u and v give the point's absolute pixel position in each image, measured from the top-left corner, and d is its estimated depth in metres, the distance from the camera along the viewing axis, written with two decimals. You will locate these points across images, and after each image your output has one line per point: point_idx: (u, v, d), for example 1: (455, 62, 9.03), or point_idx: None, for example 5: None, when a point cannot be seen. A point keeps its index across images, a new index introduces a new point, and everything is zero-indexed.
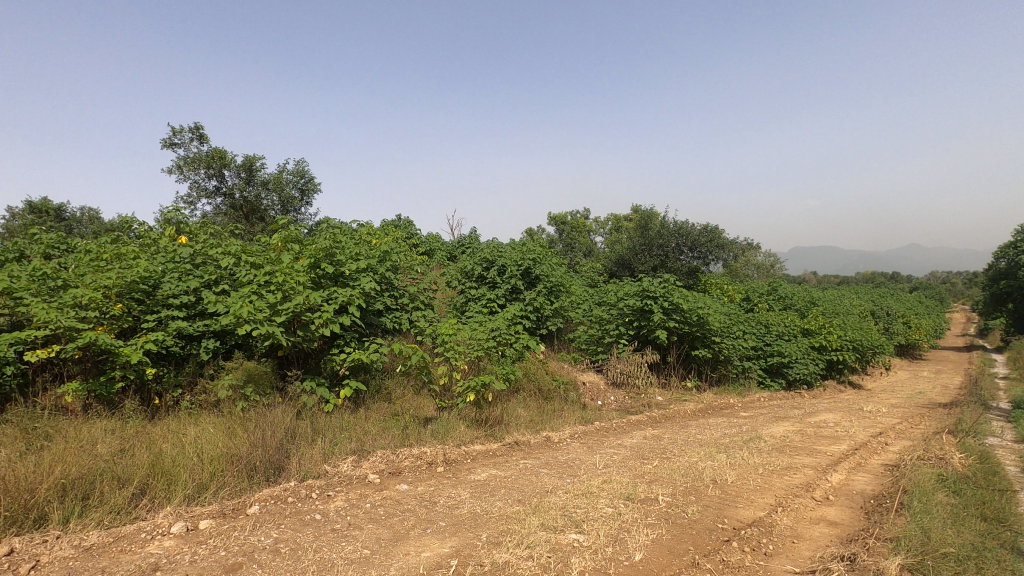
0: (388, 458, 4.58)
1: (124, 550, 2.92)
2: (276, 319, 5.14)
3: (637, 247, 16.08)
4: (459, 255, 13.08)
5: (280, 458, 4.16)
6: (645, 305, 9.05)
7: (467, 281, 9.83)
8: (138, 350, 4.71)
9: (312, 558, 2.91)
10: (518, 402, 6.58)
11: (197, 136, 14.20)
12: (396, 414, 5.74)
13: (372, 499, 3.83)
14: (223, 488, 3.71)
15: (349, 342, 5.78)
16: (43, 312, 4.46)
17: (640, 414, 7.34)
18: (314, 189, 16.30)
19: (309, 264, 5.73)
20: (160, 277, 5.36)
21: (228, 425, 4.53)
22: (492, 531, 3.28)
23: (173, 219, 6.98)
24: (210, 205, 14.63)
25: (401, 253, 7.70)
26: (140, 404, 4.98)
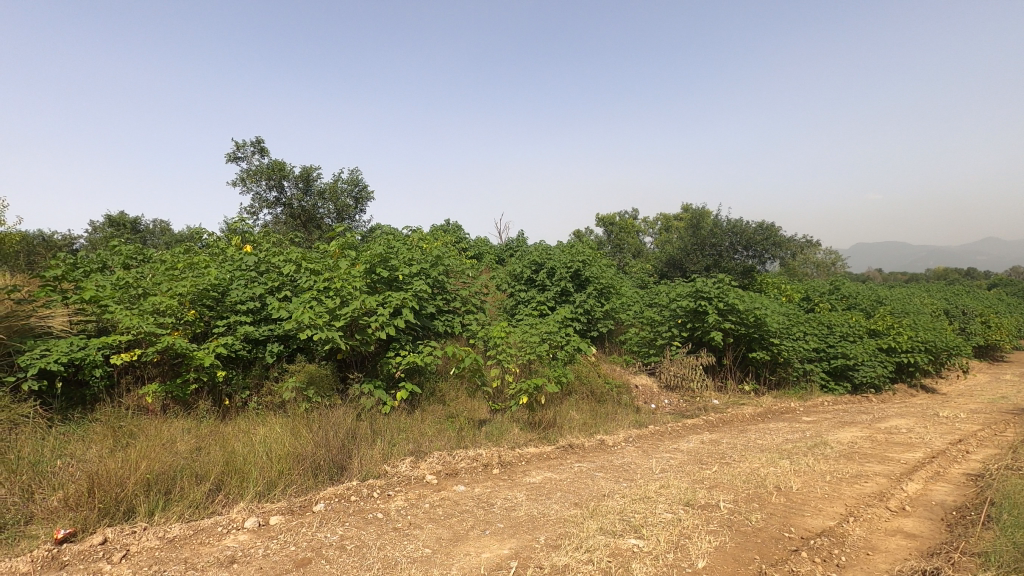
0: (445, 459, 4.66)
1: (203, 543, 3.09)
2: (335, 324, 5.33)
3: (689, 247, 15.74)
4: (507, 259, 13.18)
5: (343, 458, 4.30)
6: (699, 305, 8.83)
7: (517, 285, 9.89)
8: (209, 353, 4.99)
9: (376, 556, 2.99)
10: (571, 405, 6.56)
11: (258, 150, 14.91)
12: (451, 416, 5.84)
13: (431, 499, 3.90)
14: (291, 486, 3.87)
15: (404, 345, 5.93)
16: (126, 319, 4.80)
17: (697, 418, 7.16)
18: (368, 198, 16.83)
19: (365, 270, 5.90)
20: (228, 284, 5.65)
21: (293, 426, 4.72)
22: (550, 534, 3.27)
23: (238, 229, 7.35)
24: (271, 214, 15.30)
25: (452, 257, 7.82)
26: (213, 405, 5.27)
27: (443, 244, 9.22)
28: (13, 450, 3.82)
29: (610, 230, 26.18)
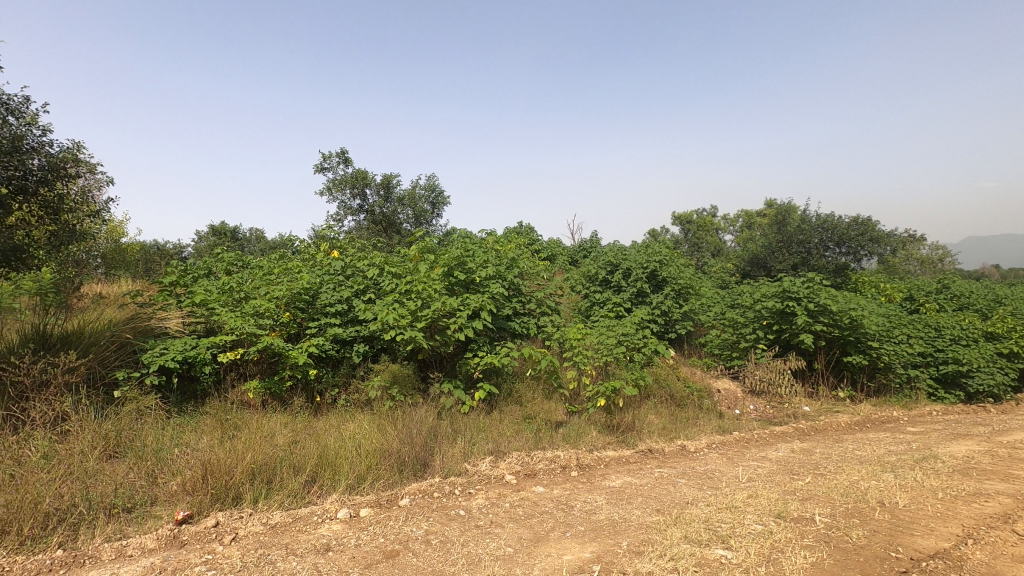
0: (524, 460, 4.70)
1: (302, 530, 3.30)
2: (416, 324, 5.53)
3: (774, 244, 14.97)
4: (580, 259, 13.09)
5: (425, 455, 4.45)
6: (786, 306, 8.35)
7: (592, 286, 9.82)
8: (303, 352, 5.33)
9: (460, 552, 3.07)
10: (650, 408, 6.40)
11: (343, 160, 15.75)
12: (528, 417, 5.89)
13: (511, 498, 3.95)
14: (379, 480, 4.04)
15: (482, 346, 6.05)
16: (232, 321, 5.23)
17: (785, 426, 6.77)
18: (444, 203, 17.32)
19: (443, 273, 6.06)
20: (319, 288, 6.01)
21: (379, 423, 4.95)
22: (633, 539, 3.22)
23: (325, 236, 7.79)
24: (355, 221, 16.08)
25: (526, 259, 7.87)
26: (306, 401, 5.62)
27: (516, 246, 9.30)
28: (139, 439, 4.27)
29: (686, 228, 25.29)
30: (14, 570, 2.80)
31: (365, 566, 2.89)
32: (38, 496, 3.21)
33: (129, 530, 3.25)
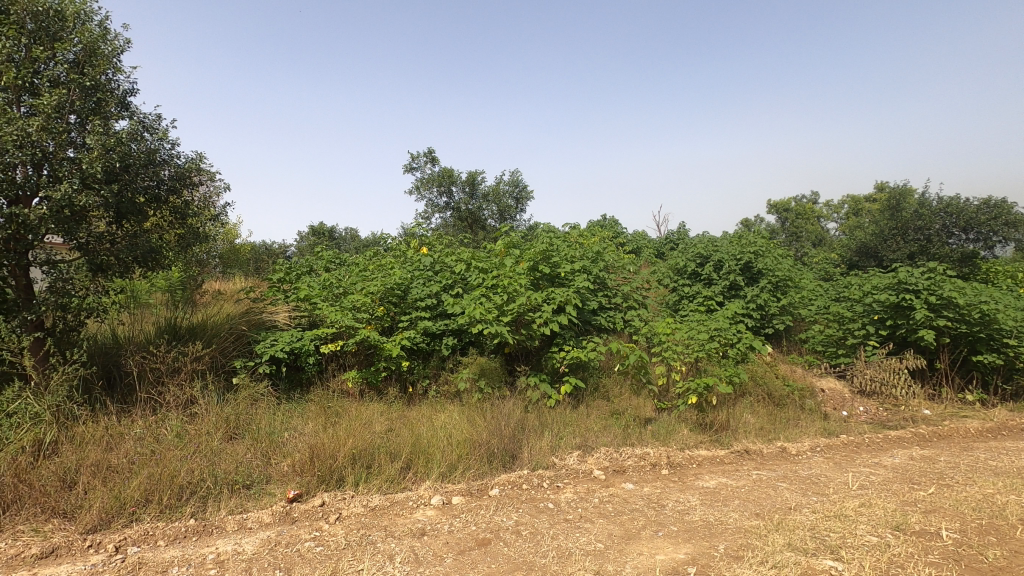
0: (612, 456, 4.63)
1: (398, 514, 3.46)
2: (502, 319, 5.61)
3: (887, 232, 13.68)
4: (667, 252, 12.67)
5: (514, 447, 4.50)
6: (903, 300, 7.58)
7: (680, 279, 9.48)
8: (396, 345, 5.59)
9: (550, 544, 3.08)
10: (745, 407, 6.08)
11: (429, 160, 16.27)
12: (615, 413, 5.80)
13: (599, 494, 3.91)
14: (469, 469, 4.14)
15: (568, 340, 6.03)
16: (332, 314, 5.58)
17: (903, 430, 6.16)
18: (528, 198, 17.44)
19: (529, 267, 6.09)
20: (410, 284, 6.25)
21: (468, 414, 5.08)
22: (730, 543, 3.08)
23: (415, 233, 8.08)
24: (441, 218, 16.59)
25: (612, 252, 7.72)
26: (399, 391, 5.90)
27: (601, 240, 9.15)
28: (254, 422, 4.67)
29: (782, 217, 23.73)
30: (156, 534, 3.17)
31: (458, 553, 2.98)
32: (174, 471, 3.61)
33: (249, 505, 3.57)
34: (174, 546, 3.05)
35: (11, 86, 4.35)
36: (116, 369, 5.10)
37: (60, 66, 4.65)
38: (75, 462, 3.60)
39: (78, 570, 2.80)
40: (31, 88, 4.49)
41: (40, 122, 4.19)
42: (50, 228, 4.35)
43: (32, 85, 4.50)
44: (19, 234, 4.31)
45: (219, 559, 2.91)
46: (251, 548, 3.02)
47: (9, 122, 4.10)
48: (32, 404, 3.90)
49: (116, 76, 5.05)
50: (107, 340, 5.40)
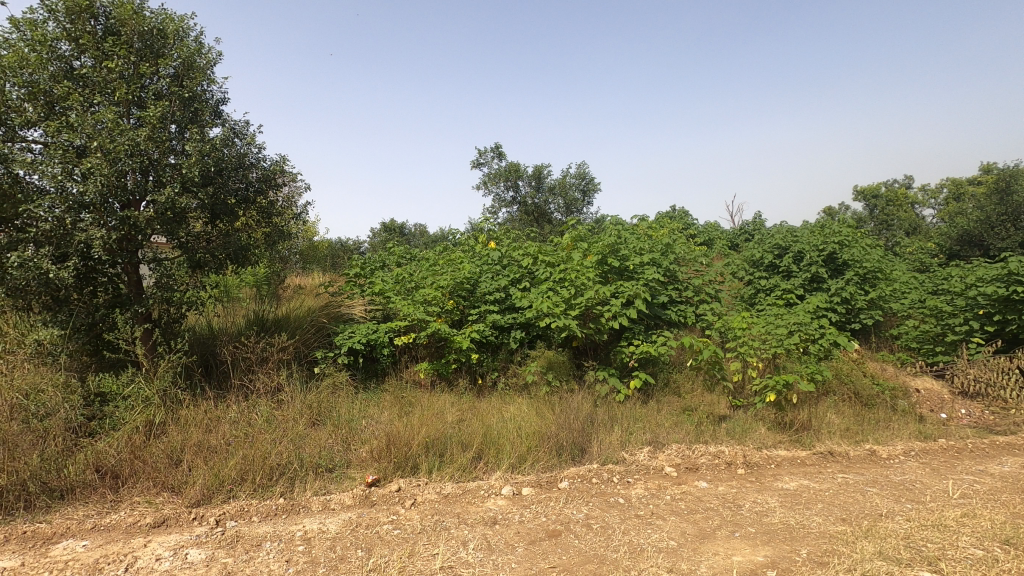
0: (685, 453, 4.52)
1: (471, 502, 3.56)
2: (570, 313, 5.61)
3: (995, 218, 12.43)
4: (742, 244, 12.12)
5: (583, 441, 4.49)
6: (1013, 293, 6.87)
7: (757, 271, 9.05)
8: (466, 337, 5.71)
9: (622, 539, 3.06)
10: (829, 406, 5.73)
11: (496, 155, 16.43)
12: (687, 409, 5.64)
13: (672, 491, 3.83)
14: (538, 461, 4.17)
15: (637, 334, 5.92)
16: (406, 308, 5.78)
17: (1013, 436, 5.60)
18: (595, 190, 17.24)
19: (597, 260, 6.02)
20: (479, 278, 6.35)
21: (537, 407, 5.12)
22: (814, 548, 2.93)
23: (482, 227, 8.18)
24: (509, 213, 16.70)
25: (682, 244, 7.49)
26: (469, 383, 6.03)
27: (671, 232, 8.89)
28: (335, 410, 4.93)
29: (871, 203, 22.06)
30: (251, 510, 3.42)
31: (529, 542, 3.03)
32: (265, 453, 3.88)
33: (332, 487, 3.78)
34: (266, 522, 3.29)
35: (123, 100, 4.76)
36: (213, 357, 5.54)
37: (162, 79, 5.07)
38: (180, 442, 3.95)
39: (186, 539, 3.08)
40: (139, 101, 4.92)
41: (147, 131, 4.57)
42: (156, 229, 4.76)
43: (140, 98, 4.93)
44: (130, 235, 4.73)
45: (306, 536, 3.11)
46: (335, 527, 3.20)
47: (121, 133, 4.47)
48: (143, 388, 4.31)
49: (210, 87, 5.45)
50: (205, 331, 5.87)
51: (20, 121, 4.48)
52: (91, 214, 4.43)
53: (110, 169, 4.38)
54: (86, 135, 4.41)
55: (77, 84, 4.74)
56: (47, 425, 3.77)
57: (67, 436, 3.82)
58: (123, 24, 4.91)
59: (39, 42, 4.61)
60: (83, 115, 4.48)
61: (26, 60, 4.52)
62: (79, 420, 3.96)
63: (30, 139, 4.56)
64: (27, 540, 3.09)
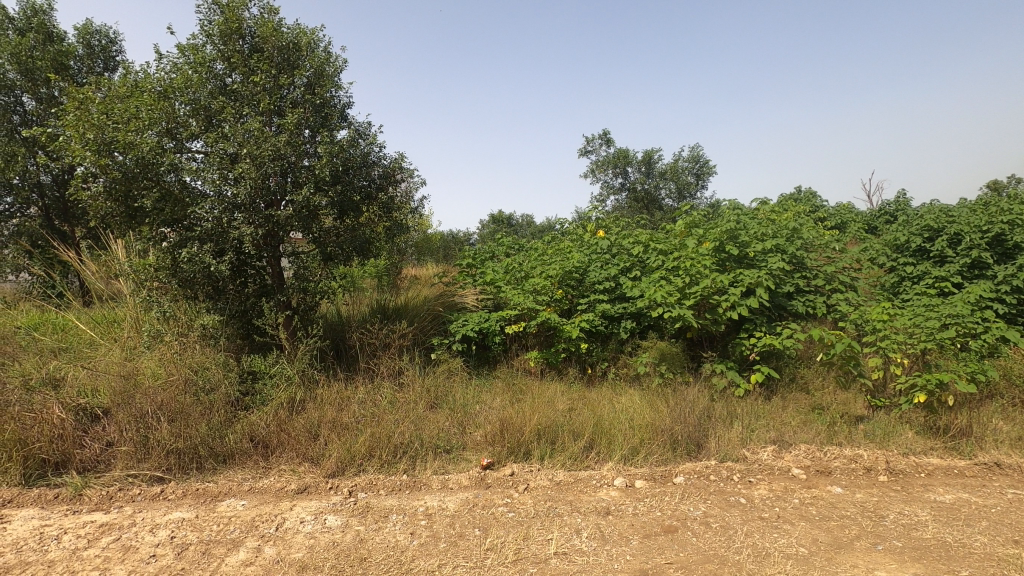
0: (815, 454, 4.17)
1: (583, 491, 3.56)
2: (685, 303, 5.39)
3: None
4: (882, 227, 10.86)
5: (699, 436, 4.30)
6: None
7: (901, 256, 8.05)
8: (575, 327, 5.70)
9: (744, 541, 2.90)
10: (995, 410, 4.98)
11: (604, 141, 16.15)
12: (817, 408, 5.19)
13: (800, 495, 3.56)
14: (652, 455, 4.07)
15: (759, 326, 5.55)
16: (516, 298, 5.90)
17: None
18: (710, 172, 16.37)
19: (714, 247, 5.70)
20: (588, 267, 6.28)
21: (649, 398, 4.99)
22: (977, 571, 2.58)
23: (590, 216, 8.04)
24: (616, 200, 16.39)
25: (811, 228, 6.85)
26: (579, 372, 6.03)
27: (797, 216, 8.18)
28: (451, 394, 5.17)
29: None
30: (379, 484, 3.71)
31: (643, 536, 2.97)
32: (389, 432, 4.17)
33: (450, 468, 3.98)
34: (392, 496, 3.54)
35: (266, 110, 5.30)
36: (342, 342, 6.04)
37: (297, 88, 5.55)
38: (317, 418, 4.36)
39: (324, 506, 3.40)
40: (279, 110, 5.43)
41: (286, 137, 5.06)
42: (294, 225, 5.27)
43: (279, 108, 5.45)
44: (273, 231, 5.28)
45: (428, 512, 3.30)
46: (453, 506, 3.36)
47: (265, 140, 4.99)
48: (286, 368, 4.81)
49: (337, 93, 5.89)
50: (335, 319, 6.42)
51: (186, 135, 5.14)
52: (242, 213, 5.00)
53: (257, 172, 4.91)
54: (237, 143, 4.97)
55: (230, 99, 5.36)
56: (212, 399, 4.33)
57: (227, 408, 4.36)
58: (264, 41, 5.46)
59: (199, 64, 5.26)
60: (235, 126, 5.05)
61: (190, 81, 5.17)
62: (236, 395, 4.51)
63: (193, 149, 5.22)
64: (199, 496, 3.59)
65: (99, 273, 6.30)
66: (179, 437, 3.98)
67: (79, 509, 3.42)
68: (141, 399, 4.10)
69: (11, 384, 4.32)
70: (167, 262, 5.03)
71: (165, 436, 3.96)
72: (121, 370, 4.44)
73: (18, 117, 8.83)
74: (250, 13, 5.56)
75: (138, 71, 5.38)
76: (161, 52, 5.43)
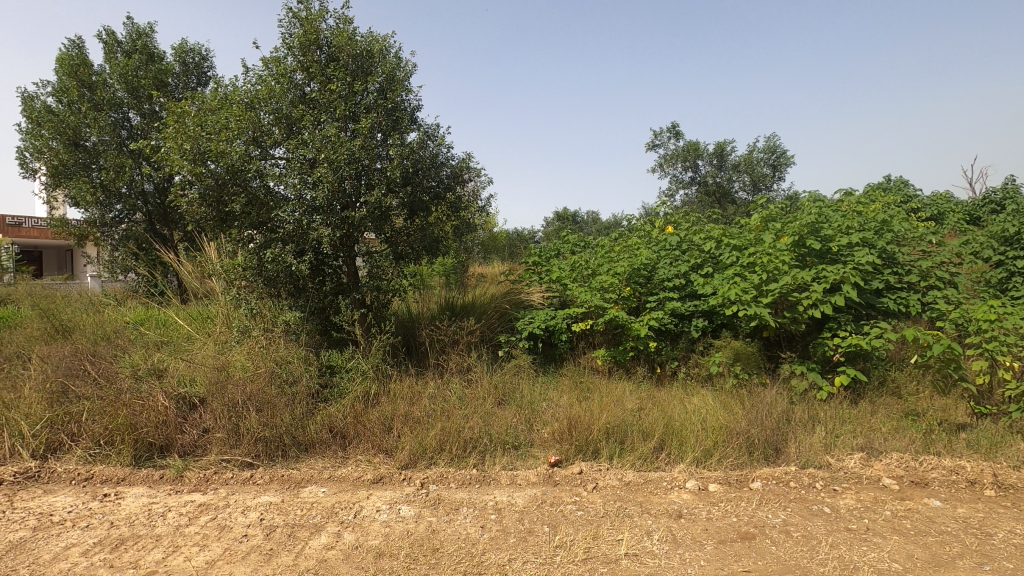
0: (909, 464, 3.87)
1: (653, 493, 3.49)
2: (761, 300, 5.15)
3: None
4: (986, 217, 9.89)
5: (778, 440, 4.09)
6: None
7: (1010, 249, 7.29)
8: (644, 325, 5.59)
9: (830, 552, 2.74)
10: None
11: (673, 134, 15.70)
12: (911, 414, 4.80)
13: (892, 506, 3.32)
14: (727, 458, 3.92)
15: (844, 325, 5.21)
16: (583, 295, 5.86)
17: None
18: (788, 163, 15.53)
19: (794, 242, 5.40)
20: (657, 264, 6.13)
21: (723, 400, 4.82)
22: None
23: (659, 212, 7.83)
24: (686, 195, 15.91)
25: (903, 220, 6.35)
26: (648, 372, 5.91)
27: (886, 207, 7.60)
28: (518, 391, 5.21)
29: None
30: (450, 477, 3.80)
31: (718, 541, 2.87)
32: (459, 427, 4.26)
33: (518, 464, 4.01)
34: (462, 490, 3.62)
35: (342, 116, 5.53)
36: (413, 339, 6.23)
37: (370, 94, 5.77)
38: (390, 411, 4.52)
39: (398, 496, 3.53)
40: (353, 116, 5.66)
41: (360, 141, 5.27)
42: (368, 225, 5.48)
43: (354, 113, 5.68)
44: (349, 232, 5.53)
45: (497, 506, 3.35)
46: (522, 501, 3.39)
47: (341, 145, 5.22)
48: (361, 363, 5.03)
49: (408, 96, 6.07)
50: (406, 316, 6.63)
51: (270, 142, 5.46)
52: (321, 216, 5.26)
53: (334, 176, 5.15)
54: (316, 148, 5.24)
55: (309, 107, 5.64)
56: (294, 391, 4.59)
57: (308, 400, 4.62)
58: (340, 50, 5.73)
59: (281, 75, 5.57)
60: (314, 132, 5.31)
61: (273, 92, 5.49)
62: (316, 387, 4.76)
63: (277, 156, 5.54)
64: (284, 482, 3.82)
65: (195, 273, 6.83)
66: (265, 425, 4.26)
67: (180, 489, 3.74)
68: (232, 389, 4.42)
69: (122, 374, 4.77)
70: (254, 262, 5.38)
71: (254, 425, 4.24)
72: (215, 363, 4.80)
73: (126, 132, 9.72)
74: (327, 24, 5.83)
75: (227, 84, 5.78)
76: (247, 65, 5.81)
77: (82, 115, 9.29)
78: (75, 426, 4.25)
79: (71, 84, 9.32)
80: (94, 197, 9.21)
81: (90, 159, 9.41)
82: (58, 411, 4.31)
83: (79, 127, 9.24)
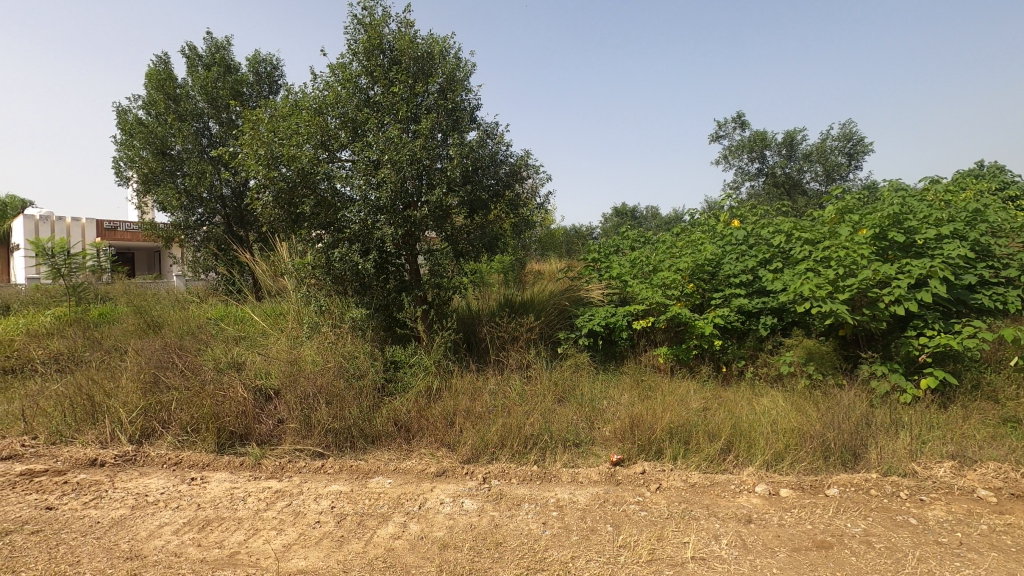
0: (1009, 475, 3.55)
1: (721, 496, 3.38)
2: (837, 296, 4.87)
3: None
4: None
5: (857, 445, 3.86)
6: None
7: None
8: (709, 323, 5.42)
9: (917, 567, 2.56)
10: None
11: (738, 125, 15.09)
12: (1011, 421, 4.40)
13: (989, 520, 3.05)
14: (800, 462, 3.74)
15: (932, 323, 4.84)
16: (645, 292, 5.74)
17: None
18: (866, 151, 14.59)
19: (874, 235, 5.07)
20: (722, 259, 5.91)
21: (795, 401, 4.59)
22: None
23: (723, 206, 7.55)
24: (752, 186, 15.28)
25: (999, 209, 5.82)
26: (713, 371, 5.73)
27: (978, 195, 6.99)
28: (577, 388, 5.18)
29: None
30: (511, 473, 3.83)
31: (792, 549, 2.74)
32: (520, 423, 4.29)
33: (579, 462, 3.99)
34: (524, 486, 3.64)
35: (403, 117, 5.67)
36: (473, 336, 6.32)
37: (431, 95, 5.89)
38: (452, 406, 4.61)
39: (461, 489, 3.59)
40: (415, 117, 5.79)
41: (421, 142, 5.39)
42: (429, 224, 5.60)
43: (415, 114, 5.81)
44: (411, 231, 5.67)
45: (558, 503, 3.34)
46: (584, 500, 3.37)
47: (403, 146, 5.35)
48: (424, 358, 5.15)
49: (467, 96, 6.15)
50: (466, 313, 6.73)
51: (337, 146, 5.67)
52: (385, 215, 5.42)
53: (397, 176, 5.29)
54: (379, 150, 5.39)
55: (373, 110, 5.81)
56: (361, 385, 4.76)
57: (374, 394, 4.78)
58: (402, 53, 5.88)
59: (347, 80, 5.77)
60: (377, 134, 5.48)
61: (339, 97, 5.70)
62: (381, 382, 4.93)
63: (343, 159, 5.75)
64: (353, 472, 3.98)
65: (268, 272, 7.21)
66: (335, 417, 4.44)
67: (259, 476, 3.96)
68: (304, 382, 4.64)
69: (206, 366, 5.11)
70: (323, 262, 5.62)
71: (324, 416, 4.42)
72: (288, 357, 5.05)
73: (206, 140, 10.37)
74: (390, 29, 5.99)
75: (298, 91, 6.05)
76: (316, 72, 6.06)
77: (168, 125, 10.00)
78: (166, 414, 4.59)
79: (159, 97, 10.04)
80: (179, 201, 9.90)
81: (175, 166, 10.13)
82: (150, 400, 4.67)
83: (166, 136, 9.95)
